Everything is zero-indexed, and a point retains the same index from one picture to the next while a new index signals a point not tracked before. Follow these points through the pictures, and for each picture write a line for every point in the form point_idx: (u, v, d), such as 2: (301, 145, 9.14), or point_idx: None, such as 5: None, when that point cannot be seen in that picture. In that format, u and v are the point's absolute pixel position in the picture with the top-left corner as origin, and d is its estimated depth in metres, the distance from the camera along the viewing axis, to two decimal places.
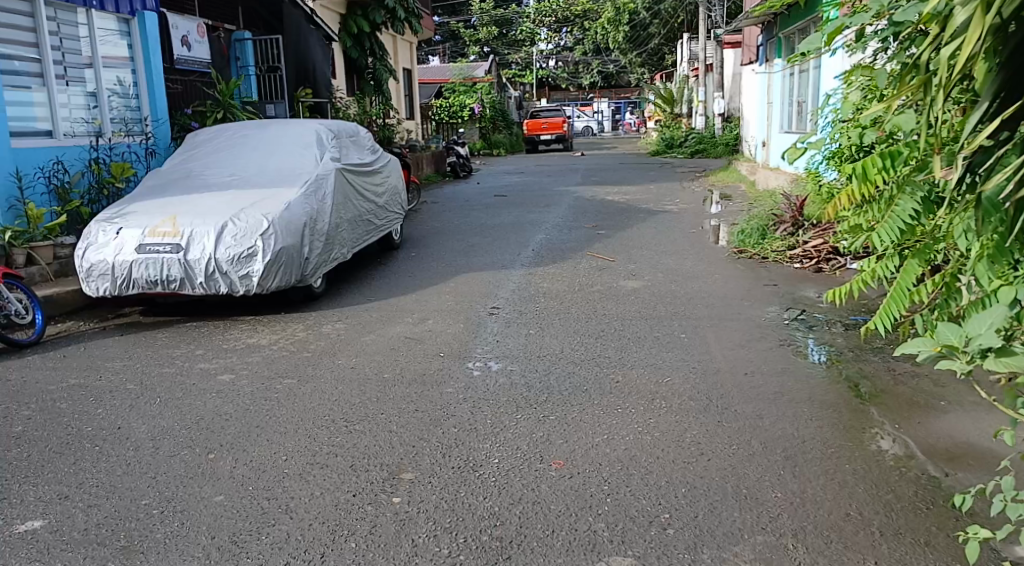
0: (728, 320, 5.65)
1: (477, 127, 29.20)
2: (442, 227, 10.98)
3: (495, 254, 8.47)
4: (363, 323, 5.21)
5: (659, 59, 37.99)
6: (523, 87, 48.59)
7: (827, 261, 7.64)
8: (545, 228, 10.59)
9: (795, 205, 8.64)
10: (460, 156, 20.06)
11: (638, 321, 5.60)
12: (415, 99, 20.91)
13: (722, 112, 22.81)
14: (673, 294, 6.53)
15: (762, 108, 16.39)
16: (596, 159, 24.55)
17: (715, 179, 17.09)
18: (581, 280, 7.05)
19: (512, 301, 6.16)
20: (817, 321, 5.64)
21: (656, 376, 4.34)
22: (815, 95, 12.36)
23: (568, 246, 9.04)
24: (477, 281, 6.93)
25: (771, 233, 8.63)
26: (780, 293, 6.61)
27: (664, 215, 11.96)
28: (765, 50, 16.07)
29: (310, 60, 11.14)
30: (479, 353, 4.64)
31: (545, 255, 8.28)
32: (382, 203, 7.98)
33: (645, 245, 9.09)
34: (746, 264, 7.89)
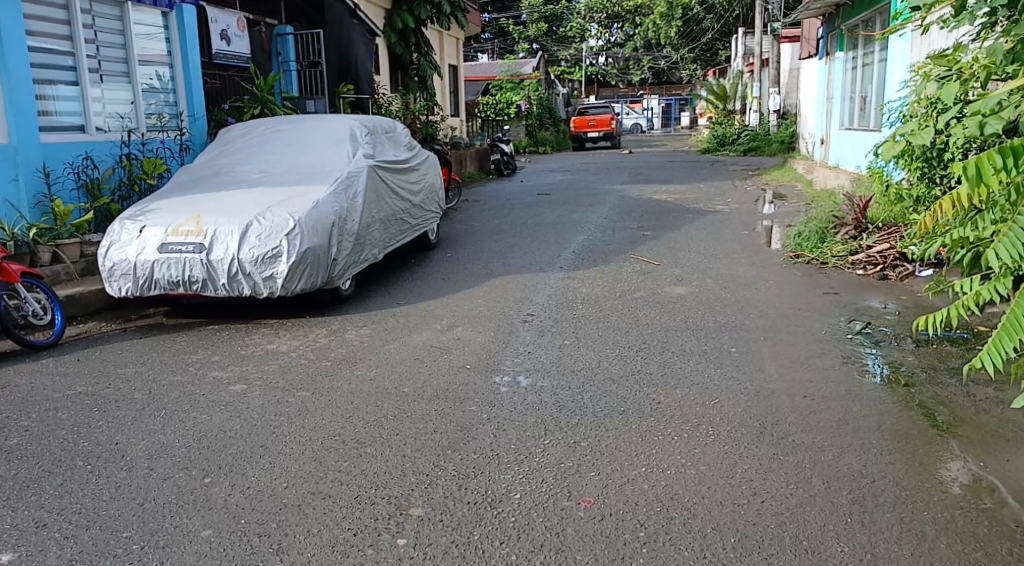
0: (780, 332, 5.26)
1: (524, 124, 28.89)
2: (483, 226, 10.73)
3: (535, 256, 8.18)
4: (389, 330, 5.00)
5: (712, 55, 37.19)
6: (572, 83, 48.14)
7: (894, 268, 7.15)
8: (589, 229, 10.27)
9: (859, 207, 8.12)
10: (505, 154, 19.80)
11: (683, 333, 5.25)
12: (461, 95, 20.67)
13: (777, 109, 22.14)
14: (722, 302, 6.14)
15: (820, 104, 15.78)
16: (646, 158, 24.08)
17: (768, 177, 16.56)
18: (624, 285, 6.72)
19: (550, 307, 5.87)
20: (879, 336, 5.22)
21: (699, 397, 4.00)
22: (879, 90, 11.78)
23: (611, 248, 8.71)
24: (515, 286, 6.66)
25: (831, 236, 8.14)
26: (838, 302, 6.19)
27: (714, 216, 11.53)
28: (825, 44, 15.47)
29: (352, 54, 10.95)
30: (511, 366, 4.37)
31: (588, 258, 7.97)
32: (415, 203, 7.73)
33: (693, 247, 8.70)
34: (801, 269, 7.44)
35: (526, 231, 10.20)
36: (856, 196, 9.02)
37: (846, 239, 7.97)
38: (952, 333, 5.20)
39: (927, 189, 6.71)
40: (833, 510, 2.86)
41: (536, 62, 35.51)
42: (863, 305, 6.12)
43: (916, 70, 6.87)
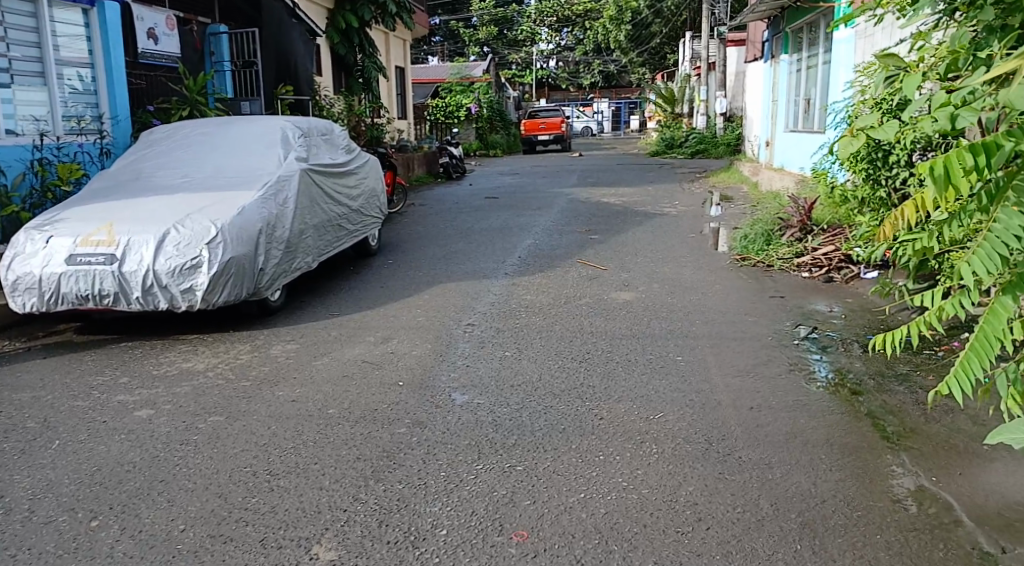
0: (728, 338, 5.10)
1: (474, 128, 28.65)
2: (428, 231, 10.45)
3: (479, 261, 7.94)
4: (318, 344, 4.73)
5: (660, 58, 37.43)
6: (523, 87, 48.08)
7: (839, 270, 7.05)
8: (535, 233, 10.06)
9: (804, 209, 8.03)
10: (453, 157, 19.54)
11: (628, 341, 5.05)
12: (408, 98, 20.33)
13: (724, 112, 22.28)
14: (669, 308, 5.97)
15: (766, 106, 15.84)
16: (595, 161, 24.02)
17: (716, 179, 16.57)
18: (570, 291, 6.52)
19: (491, 315, 5.63)
20: (827, 342, 5.07)
21: (643, 411, 3.80)
22: (823, 92, 11.80)
23: (559, 252, 8.51)
24: (456, 294, 6.41)
25: (777, 238, 8.03)
26: (786, 305, 6.06)
27: (662, 219, 11.42)
28: (770, 46, 15.52)
29: (292, 53, 10.48)
30: (447, 380, 4.12)
31: (533, 263, 7.75)
32: (353, 208, 7.44)
33: (641, 251, 8.54)
34: (749, 272, 7.33)
35: (472, 236, 9.95)
36: (801, 197, 8.94)
37: (792, 242, 7.86)
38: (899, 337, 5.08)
39: (873, 190, 6.63)
40: (782, 536, 2.67)
41: (486, 65, 35.31)
42: (811, 308, 5.99)
43: (861, 71, 6.81)
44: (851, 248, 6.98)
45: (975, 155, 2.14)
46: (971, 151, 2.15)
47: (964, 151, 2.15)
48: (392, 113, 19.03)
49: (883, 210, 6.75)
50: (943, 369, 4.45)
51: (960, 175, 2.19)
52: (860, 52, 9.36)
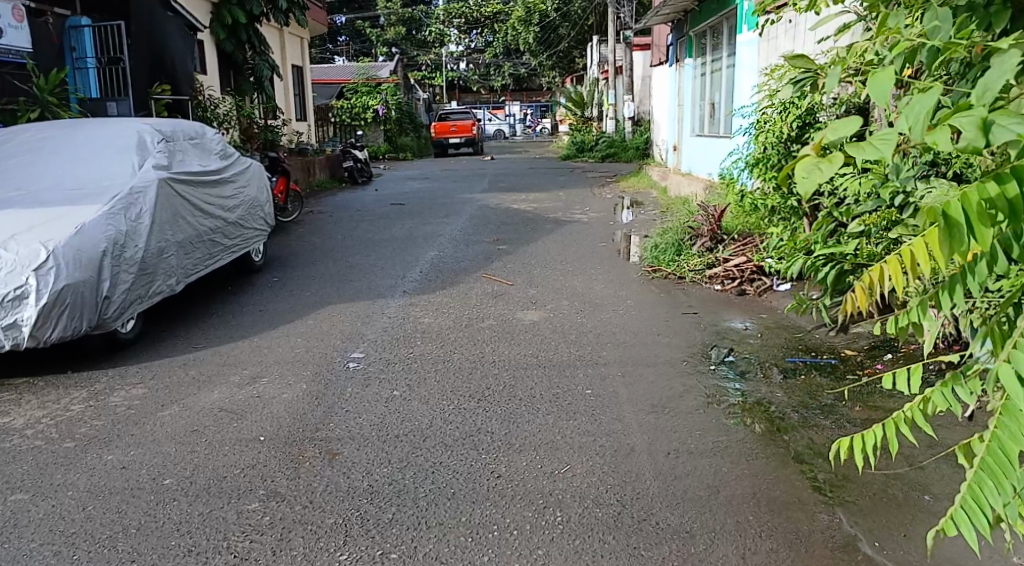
0: (642, 364, 4.64)
1: (381, 130, 27.86)
2: (323, 243, 9.73)
3: (375, 277, 7.32)
4: (171, 389, 4.16)
5: (569, 62, 37.34)
6: (433, 88, 47.34)
7: (752, 282, 6.60)
8: (438, 244, 9.47)
9: (714, 217, 7.61)
10: (357, 161, 18.76)
11: (533, 371, 4.54)
12: (306, 98, 19.47)
13: (632, 116, 22.22)
14: (578, 328, 5.49)
15: (672, 111, 15.67)
16: (506, 164, 23.59)
17: (625, 184, 16.34)
18: (472, 311, 5.99)
19: (381, 344, 5.04)
20: (744, 366, 4.63)
21: (548, 464, 3.29)
22: (728, 96, 11.58)
23: (462, 265, 7.96)
24: (344, 318, 5.79)
25: (688, 249, 7.61)
26: (702, 320, 5.67)
27: (572, 226, 11.02)
28: (675, 50, 15.33)
29: (168, 53, 10.07)
30: (321, 435, 3.53)
31: (434, 278, 7.19)
32: (232, 220, 6.88)
33: (550, 262, 8.08)
34: (661, 285, 6.93)
35: (371, 247, 9.30)
36: (712, 205, 8.55)
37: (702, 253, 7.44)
38: (820, 359, 4.67)
39: (784, 201, 6.26)
40: None
41: (394, 66, 34.49)
42: (728, 322, 5.61)
43: (770, 76, 6.50)
44: (764, 260, 6.56)
45: (1002, 185, 1.55)
46: (996, 179, 1.55)
47: (988, 181, 1.54)
48: (290, 115, 18.12)
49: (795, 220, 6.39)
50: (871, 398, 4.06)
51: (984, 222, 1.56)
52: (765, 56, 9.16)
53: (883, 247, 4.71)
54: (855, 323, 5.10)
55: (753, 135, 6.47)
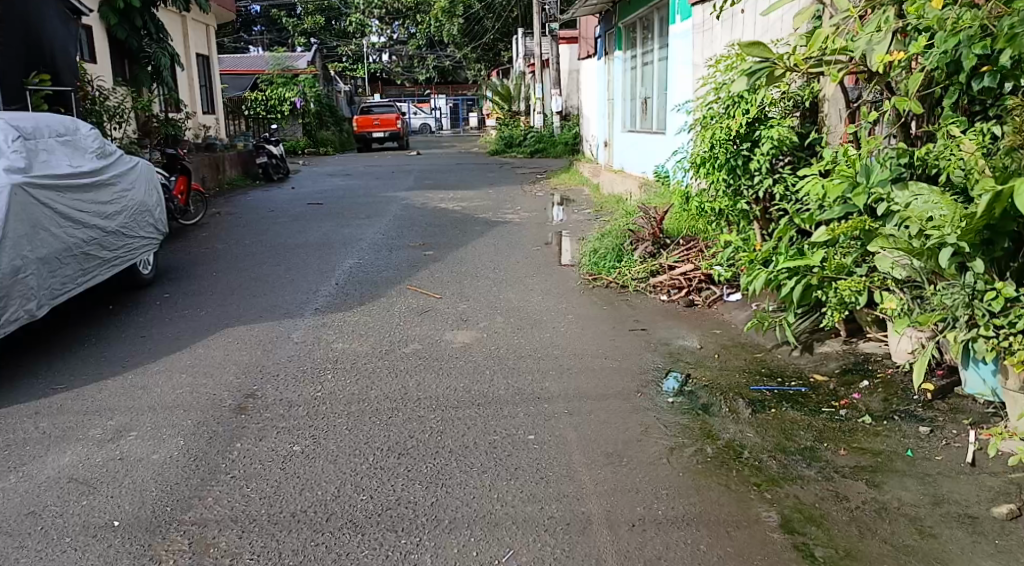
0: (590, 395, 4.01)
1: (300, 124, 26.75)
2: (229, 250, 8.82)
3: (283, 292, 6.51)
4: (13, 453, 3.48)
5: (494, 55, 36.66)
6: (355, 81, 46.04)
7: (700, 291, 5.99)
8: (357, 249, 8.67)
9: (657, 220, 7.00)
10: (272, 157, 17.74)
11: (465, 409, 3.87)
12: (215, 90, 18.38)
13: (560, 111, 21.81)
14: (514, 350, 4.84)
15: (603, 105, 15.15)
16: (432, 159, 22.84)
17: (556, 180, 15.79)
18: (395, 331, 5.27)
19: (288, 382, 4.28)
20: (705, 394, 4.02)
21: (485, 552, 2.63)
22: (661, 90, 11.08)
23: (383, 275, 7.23)
24: (244, 346, 4.99)
25: (629, 255, 7.00)
26: (651, 337, 5.08)
27: (503, 227, 10.38)
28: (603, 43, 14.81)
29: (45, 37, 9.43)
30: (196, 519, 2.85)
31: (352, 293, 6.42)
32: (110, 228, 6.28)
33: (479, 269, 7.44)
34: (602, 295, 6.35)
35: (283, 255, 8.47)
36: (654, 206, 7.93)
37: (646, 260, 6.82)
38: (788, 386, 4.06)
39: (733, 204, 5.65)
40: None
41: (313, 56, 33.25)
42: (682, 338, 5.03)
43: (718, 67, 5.92)
44: (713, 267, 5.95)
45: None
46: None
47: None
48: (197, 108, 16.99)
49: (745, 226, 5.80)
50: (853, 438, 3.44)
51: None
52: (707, 52, 8.68)
53: (853, 258, 4.12)
54: (820, 342, 4.50)
55: (698, 130, 5.86)
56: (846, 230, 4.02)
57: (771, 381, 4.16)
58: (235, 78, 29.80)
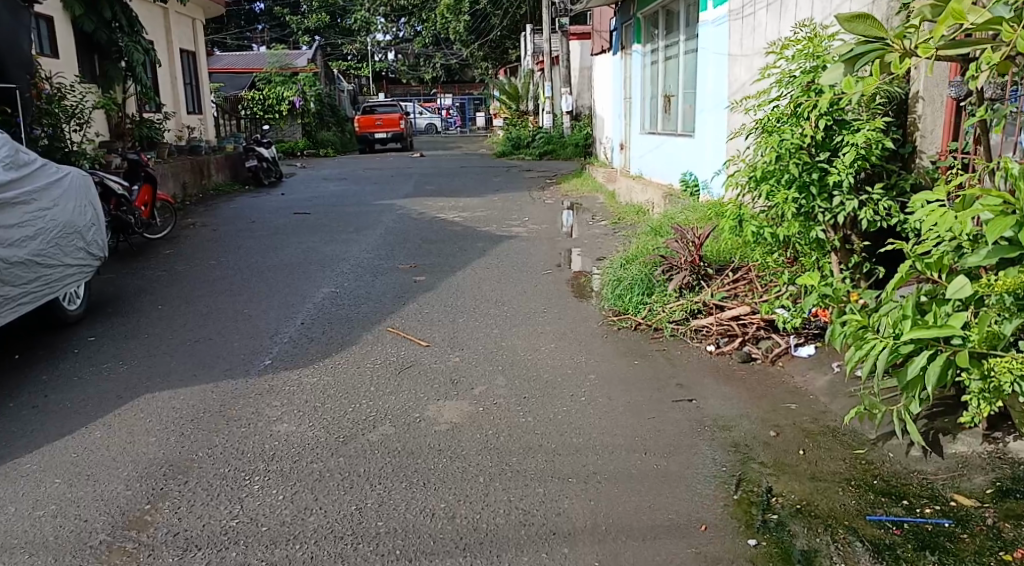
0: (627, 530, 2.75)
1: (299, 123, 25.49)
2: (191, 274, 7.58)
3: (235, 336, 5.26)
4: None
5: (502, 53, 35.30)
6: (359, 80, 44.79)
7: (758, 341, 4.66)
8: (337, 273, 7.40)
9: (696, 244, 5.67)
10: (262, 159, 16.52)
11: (444, 556, 2.62)
12: (201, 87, 17.16)
13: (570, 111, 20.49)
14: (518, 434, 3.56)
15: (618, 104, 13.86)
16: (436, 162, 21.56)
17: (568, 186, 14.50)
18: (361, 401, 3.99)
19: (198, 499, 3.03)
20: (799, 528, 2.74)
21: None
22: (687, 87, 9.81)
23: (362, 308, 5.96)
24: (159, 428, 3.75)
25: (662, 286, 5.67)
26: (703, 413, 3.79)
27: (510, 243, 9.08)
28: (619, 35, 13.50)
29: None
30: None
31: (319, 338, 5.15)
32: (16, 258, 5.05)
33: (477, 301, 6.16)
34: (631, 340, 5.05)
35: (250, 279, 7.21)
36: (688, 226, 6.62)
37: (684, 294, 5.51)
38: (924, 518, 2.77)
39: (805, 230, 4.36)
40: None
41: (314, 53, 32.05)
42: (746, 416, 3.74)
43: (780, 54, 4.61)
44: (775, 310, 4.63)
45: None
46: None
47: None
48: (182, 106, 15.82)
49: (818, 257, 4.52)
50: None
51: None
52: (749, 40, 7.55)
53: (1013, 326, 2.88)
54: (948, 437, 3.23)
55: (756, 134, 4.54)
56: (1011, 287, 2.79)
57: (893, 504, 2.89)
58: (233, 77, 28.67)
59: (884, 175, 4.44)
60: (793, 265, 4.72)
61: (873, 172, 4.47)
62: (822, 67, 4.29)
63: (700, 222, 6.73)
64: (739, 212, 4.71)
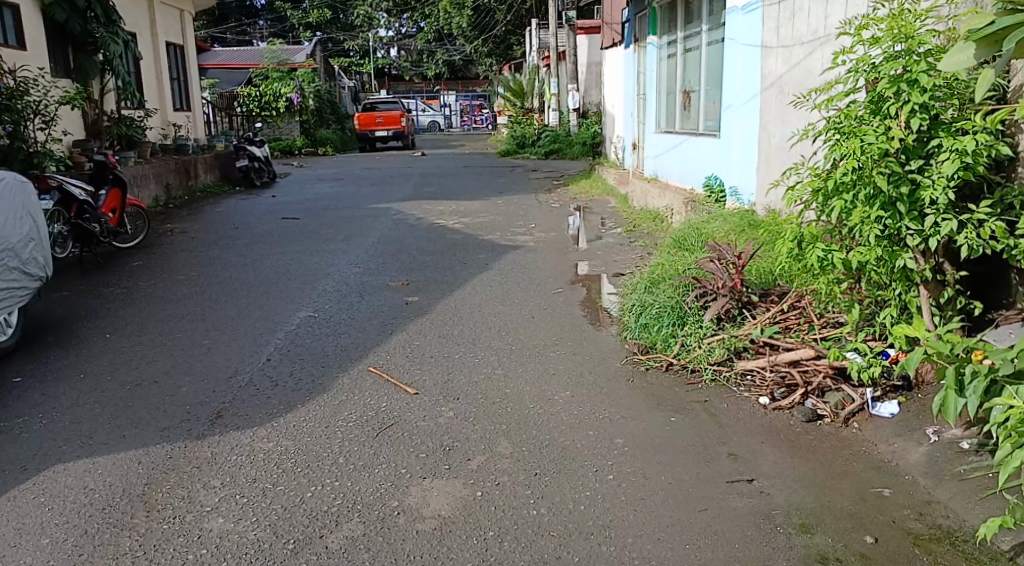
0: None
1: (296, 120, 24.58)
2: (156, 293, 6.72)
3: (186, 379, 4.39)
4: None
5: (506, 49, 34.22)
6: (360, 76, 43.97)
7: (823, 395, 3.77)
8: (319, 291, 6.52)
9: (737, 266, 4.78)
10: (253, 159, 15.64)
11: None
12: (190, 82, 16.29)
13: (577, 108, 19.56)
14: (528, 539, 2.70)
15: (631, 100, 12.94)
16: (437, 161, 20.70)
17: (576, 187, 13.60)
18: (325, 480, 3.10)
19: None
20: None
21: None
22: (711, 82, 8.90)
23: (342, 338, 5.08)
24: (60, 522, 2.89)
25: (696, 315, 4.77)
26: (770, 504, 2.91)
27: (515, 254, 8.20)
28: (633, 26, 12.57)
29: None
30: None
31: (287, 381, 4.27)
32: None
33: (477, 329, 5.29)
34: (661, 384, 4.17)
35: (220, 299, 6.34)
36: (723, 243, 5.72)
37: (724, 326, 4.64)
38: None
39: (889, 257, 3.48)
40: None
41: (313, 48, 31.16)
42: (827, 510, 2.86)
43: (854, 35, 3.69)
44: (846, 354, 3.77)
45: None
46: None
47: None
48: (168, 103, 14.95)
49: (901, 291, 3.63)
50: None
51: None
52: (787, 28, 6.66)
53: None
54: None
55: (825, 135, 3.65)
56: None
57: None
58: (229, 74, 27.84)
59: (986, 188, 3.55)
60: (867, 299, 3.86)
61: (970, 185, 3.57)
62: (913, 52, 3.38)
63: (740, 240, 5.84)
64: (800, 231, 3.83)
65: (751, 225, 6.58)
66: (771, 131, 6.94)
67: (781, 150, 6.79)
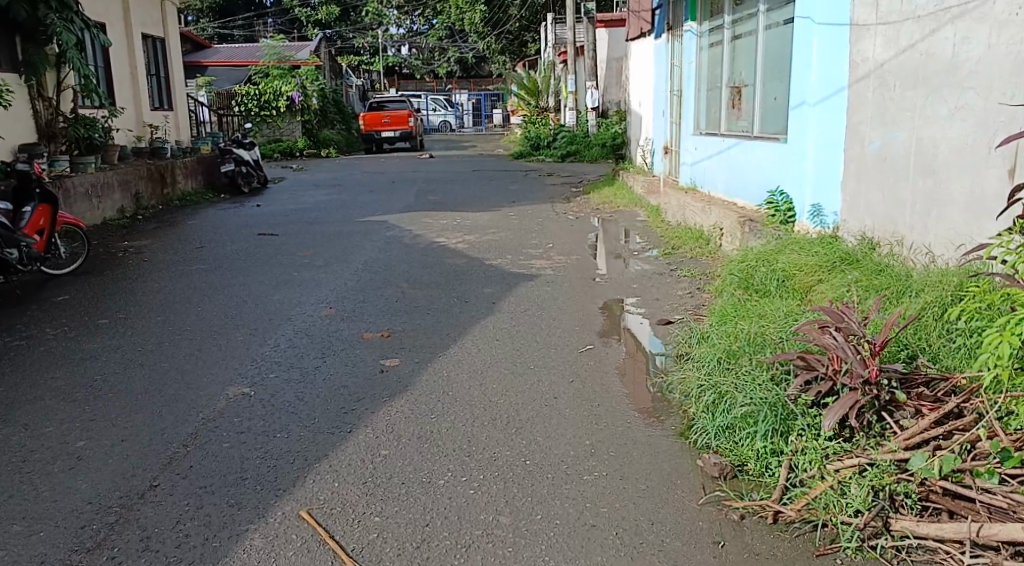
0: None
1: (300, 121, 22.68)
2: (61, 346, 5.13)
3: (14, 530, 2.80)
4: None
5: (520, 47, 32.56)
6: (369, 75, 42.47)
7: None
8: (272, 346, 4.94)
9: (872, 341, 3.13)
10: (240, 162, 14.06)
11: None
12: (172, 80, 14.78)
13: (596, 106, 17.89)
14: None
15: (662, 97, 11.30)
16: (445, 165, 19.09)
17: (598, 196, 11.98)
18: None
19: None
20: None
21: None
22: (771, 70, 7.24)
23: (277, 438, 3.49)
24: None
25: (806, 417, 3.13)
26: None
27: (529, 286, 6.58)
28: (666, 12, 10.96)
29: None
30: None
31: (166, 540, 2.70)
32: None
33: (473, 421, 3.66)
34: (771, 553, 2.56)
35: (136, 359, 4.76)
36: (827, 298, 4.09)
37: (854, 440, 2.98)
38: None
39: None
40: None
41: (318, 43, 29.73)
42: None
43: None
44: None
45: None
46: None
47: None
48: (143, 100, 13.42)
49: None
50: None
51: None
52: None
53: None
54: None
55: None
56: None
57: None
58: (228, 71, 26.34)
59: None
60: None
61: None
62: None
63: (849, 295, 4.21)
64: None
65: (843, 260, 4.97)
66: (865, 136, 5.33)
67: (879, 161, 5.18)
